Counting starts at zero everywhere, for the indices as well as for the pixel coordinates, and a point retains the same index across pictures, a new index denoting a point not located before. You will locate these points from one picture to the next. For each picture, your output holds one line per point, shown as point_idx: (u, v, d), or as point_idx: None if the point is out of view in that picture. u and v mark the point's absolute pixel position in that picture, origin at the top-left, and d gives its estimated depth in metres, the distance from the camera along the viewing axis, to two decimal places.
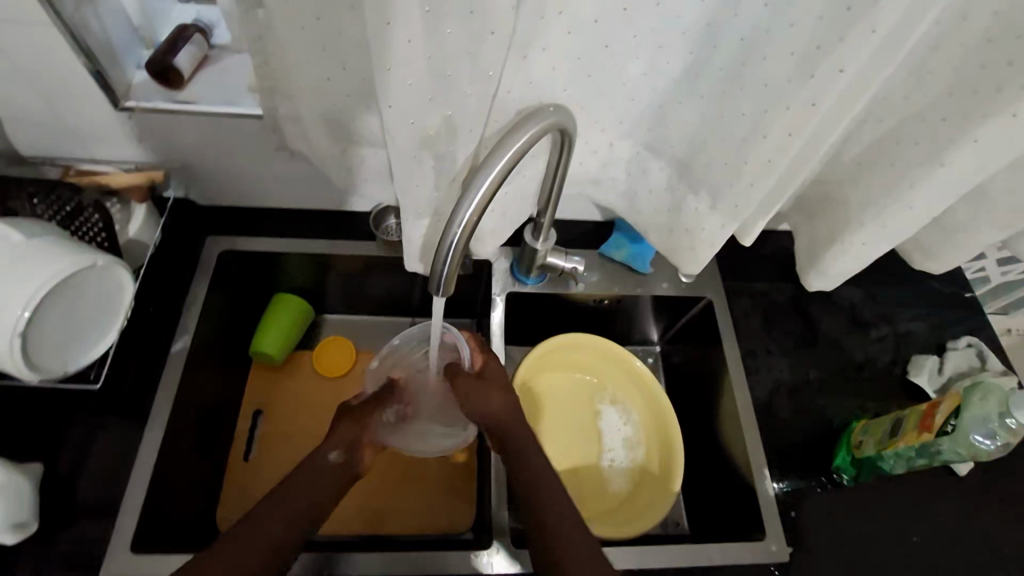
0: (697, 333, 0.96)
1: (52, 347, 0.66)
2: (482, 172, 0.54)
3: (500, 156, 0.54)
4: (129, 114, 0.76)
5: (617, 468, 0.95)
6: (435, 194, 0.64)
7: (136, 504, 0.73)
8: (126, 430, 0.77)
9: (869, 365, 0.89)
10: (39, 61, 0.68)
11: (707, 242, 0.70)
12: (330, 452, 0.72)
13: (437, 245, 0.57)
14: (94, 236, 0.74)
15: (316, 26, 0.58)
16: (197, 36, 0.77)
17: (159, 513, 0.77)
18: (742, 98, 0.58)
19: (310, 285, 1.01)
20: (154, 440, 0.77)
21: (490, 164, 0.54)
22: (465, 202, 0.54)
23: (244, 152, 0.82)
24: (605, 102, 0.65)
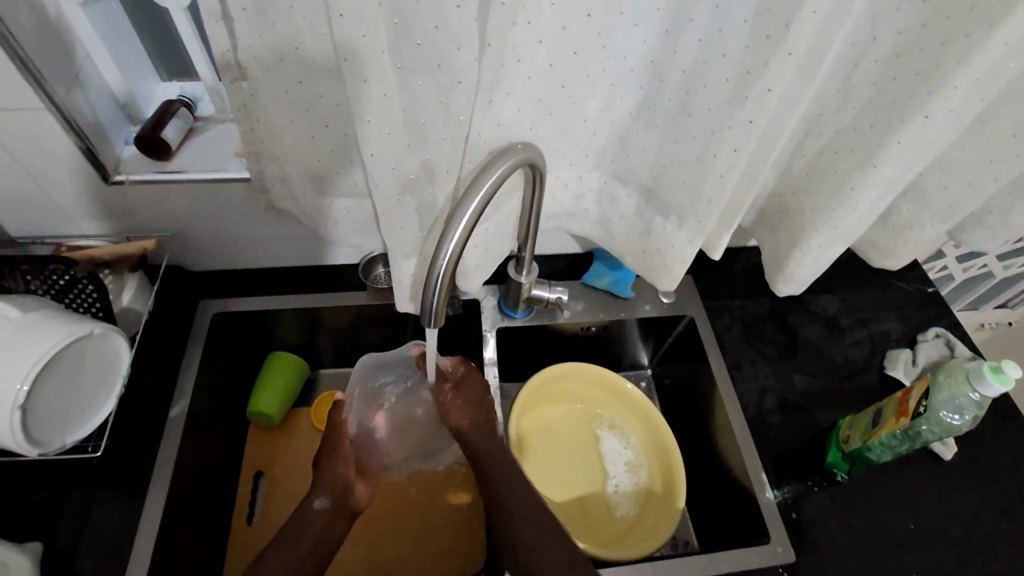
0: (684, 350, 1.00)
1: (54, 419, 0.67)
2: (462, 207, 0.58)
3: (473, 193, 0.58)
4: (119, 185, 0.79)
5: (622, 493, 0.95)
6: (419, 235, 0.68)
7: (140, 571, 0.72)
8: (126, 498, 0.76)
9: (849, 364, 0.93)
10: (33, 143, 0.72)
11: (678, 258, 0.75)
12: (316, 499, 0.80)
13: (426, 279, 0.60)
14: (89, 305, 0.76)
15: (298, 89, 0.63)
16: (182, 109, 0.81)
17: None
18: (692, 122, 0.64)
19: (302, 341, 1.03)
20: (155, 504, 0.77)
21: (465, 203, 0.58)
22: (447, 238, 0.58)
23: (232, 214, 0.85)
24: (570, 137, 0.71)
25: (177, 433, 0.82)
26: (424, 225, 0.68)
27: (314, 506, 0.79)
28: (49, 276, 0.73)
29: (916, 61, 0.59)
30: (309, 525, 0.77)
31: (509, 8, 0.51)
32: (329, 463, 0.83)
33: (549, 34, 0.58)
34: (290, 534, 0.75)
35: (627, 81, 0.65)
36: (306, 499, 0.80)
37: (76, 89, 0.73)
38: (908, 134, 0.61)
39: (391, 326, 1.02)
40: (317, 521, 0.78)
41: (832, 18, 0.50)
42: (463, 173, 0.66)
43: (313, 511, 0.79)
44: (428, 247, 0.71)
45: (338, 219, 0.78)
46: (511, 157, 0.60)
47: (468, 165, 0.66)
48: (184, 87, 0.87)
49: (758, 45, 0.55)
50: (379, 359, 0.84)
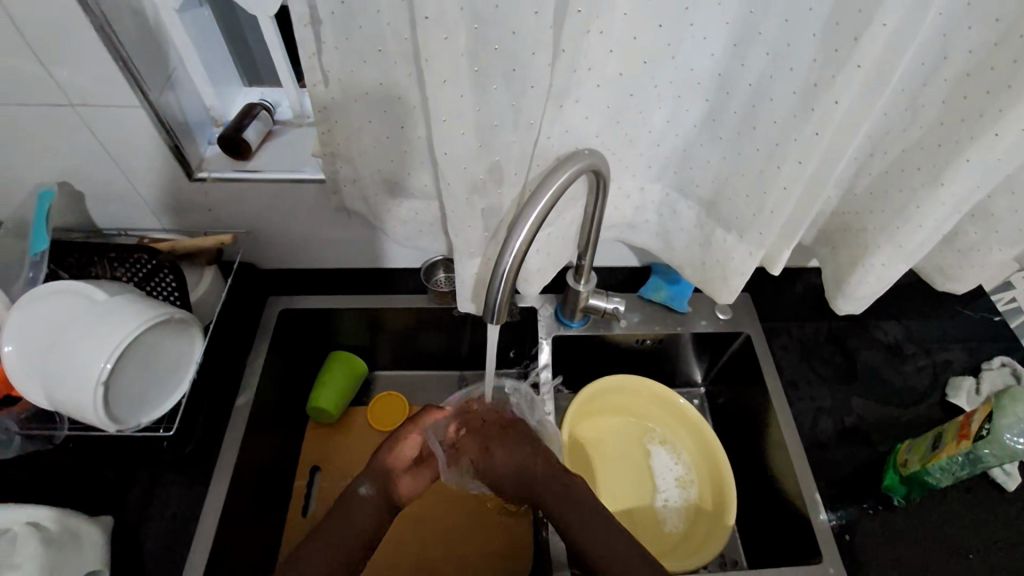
0: (739, 367, 0.99)
1: (131, 399, 0.70)
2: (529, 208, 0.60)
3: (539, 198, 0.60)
4: (202, 182, 0.83)
5: (672, 508, 0.94)
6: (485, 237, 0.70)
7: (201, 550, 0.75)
8: (191, 480, 0.80)
9: (910, 389, 0.91)
10: (129, 140, 0.77)
11: (737, 270, 0.75)
12: (362, 485, 0.79)
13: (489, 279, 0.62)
14: (167, 295, 0.79)
15: (380, 95, 0.66)
16: (262, 113, 0.85)
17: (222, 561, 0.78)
18: (755, 135, 0.65)
19: (363, 342, 1.06)
20: (216, 488, 0.79)
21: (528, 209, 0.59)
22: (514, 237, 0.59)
23: (303, 215, 0.89)
24: (634, 148, 0.73)
25: (240, 420, 0.86)
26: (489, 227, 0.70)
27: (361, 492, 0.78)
28: (135, 265, 0.78)
29: (986, 80, 0.58)
30: (355, 512, 0.76)
31: (580, 17, 0.54)
32: (383, 456, 0.83)
33: (614, 46, 0.60)
34: (341, 519, 0.76)
35: (696, 94, 0.67)
36: (352, 484, 0.79)
37: (170, 91, 0.78)
38: (978, 152, 0.61)
39: (444, 330, 1.04)
40: (364, 508, 0.77)
41: (898, 37, 0.52)
42: (532, 178, 0.68)
43: (360, 497, 0.78)
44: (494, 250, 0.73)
45: (405, 220, 0.80)
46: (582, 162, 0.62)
47: (536, 169, 0.68)
48: (265, 93, 0.90)
49: (823, 60, 0.55)
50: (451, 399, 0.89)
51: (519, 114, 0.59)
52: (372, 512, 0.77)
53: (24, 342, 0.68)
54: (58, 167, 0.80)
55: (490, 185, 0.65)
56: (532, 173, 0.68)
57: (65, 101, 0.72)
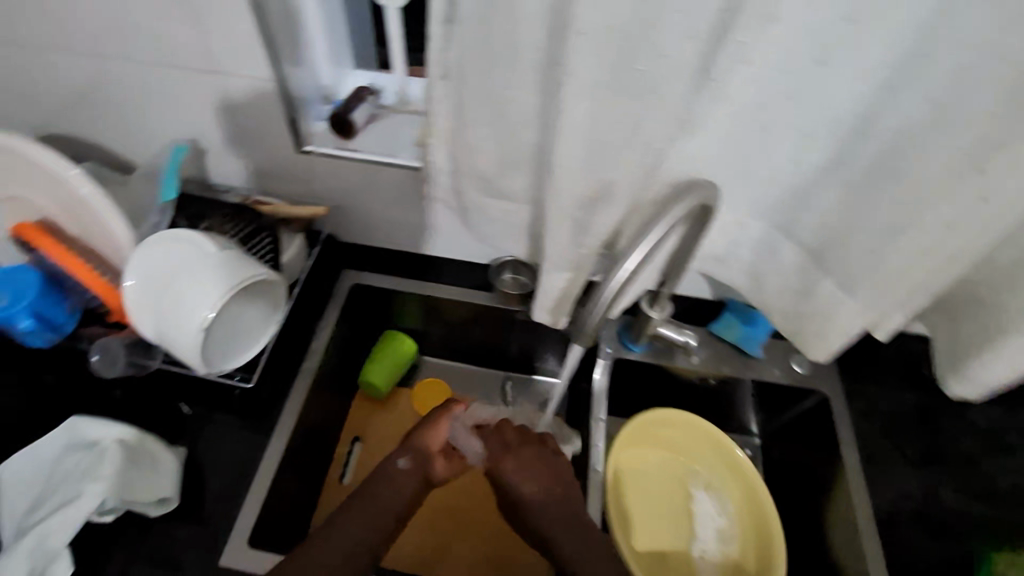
0: (806, 428, 0.92)
1: (221, 344, 0.76)
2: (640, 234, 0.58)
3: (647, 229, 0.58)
4: (306, 154, 0.88)
5: (708, 560, 0.91)
6: (570, 249, 0.68)
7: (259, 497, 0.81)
8: (253, 429, 0.85)
9: (1017, 492, 0.79)
10: (251, 108, 0.83)
11: (840, 327, 0.70)
12: (399, 460, 0.81)
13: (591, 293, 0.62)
14: (264, 255, 0.84)
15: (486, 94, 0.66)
16: (370, 96, 0.87)
17: (274, 508, 0.84)
18: (899, 187, 0.59)
19: (419, 326, 1.08)
20: (277, 443, 0.85)
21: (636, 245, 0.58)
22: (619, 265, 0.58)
23: (394, 197, 0.92)
24: (741, 181, 0.68)
25: (305, 383, 0.90)
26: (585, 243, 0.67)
27: (399, 467, 0.80)
28: (238, 224, 0.83)
29: None
30: (386, 489, 0.78)
31: (744, 47, 0.51)
32: (420, 436, 0.84)
33: (752, 77, 0.56)
34: (368, 493, 0.78)
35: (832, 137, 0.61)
36: (390, 459, 0.81)
37: (296, 67, 0.82)
38: None
39: (501, 330, 1.04)
40: (400, 487, 0.79)
41: None
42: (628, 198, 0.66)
43: (394, 471, 0.80)
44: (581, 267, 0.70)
45: (493, 220, 0.79)
46: (694, 196, 0.59)
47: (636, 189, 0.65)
48: (373, 77, 0.91)
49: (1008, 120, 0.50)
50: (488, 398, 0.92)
51: (630, 136, 0.57)
52: (406, 492, 0.79)
53: (142, 276, 0.74)
54: (188, 123, 0.87)
55: (592, 204, 0.63)
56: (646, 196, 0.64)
57: (208, 66, 0.79)
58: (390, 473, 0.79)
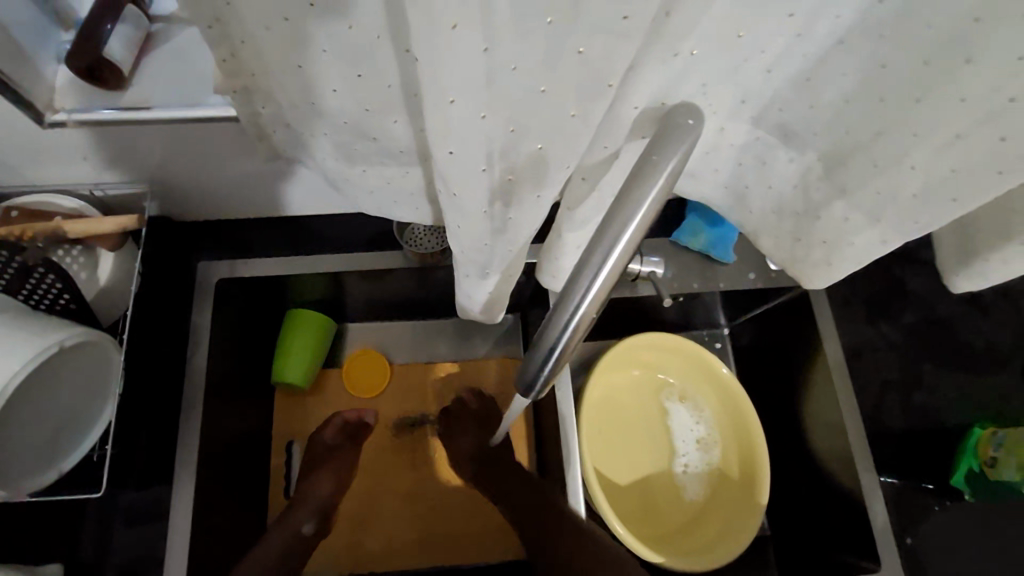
0: (784, 322, 0.82)
1: (31, 455, 0.54)
2: (613, 230, 0.35)
3: (605, 231, 0.35)
4: (62, 130, 0.56)
5: (692, 474, 0.86)
6: (507, 251, 0.43)
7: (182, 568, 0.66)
8: (157, 486, 0.68)
9: (993, 349, 0.75)
10: None
11: (849, 260, 0.53)
12: (303, 524, 0.75)
13: (537, 332, 0.38)
14: (55, 299, 0.58)
15: (286, 28, 0.37)
16: (131, 8, 0.54)
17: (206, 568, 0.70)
18: (971, 77, 0.37)
19: (329, 298, 0.85)
20: (187, 492, 0.69)
21: (603, 249, 0.35)
22: (576, 288, 0.36)
23: (224, 160, 0.63)
24: (721, 79, 0.45)
25: (197, 411, 0.71)
26: (520, 240, 0.42)
27: (301, 533, 0.75)
28: None
29: None
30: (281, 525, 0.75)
31: None
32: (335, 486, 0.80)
33: None
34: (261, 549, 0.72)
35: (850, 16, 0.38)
36: (295, 518, 0.75)
37: None
38: None
39: (432, 285, 0.82)
40: (295, 538, 0.74)
41: None
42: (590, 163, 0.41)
43: (300, 536, 0.74)
44: (518, 258, 0.45)
45: (374, 189, 0.52)
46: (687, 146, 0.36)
47: (597, 152, 0.39)
48: None
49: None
50: (117, 156, 0.61)
51: (583, 90, 0.32)
52: (279, 542, 0.73)
53: None
54: None
55: (511, 191, 0.38)
56: (596, 156, 0.40)
57: None
58: (290, 532, 0.74)
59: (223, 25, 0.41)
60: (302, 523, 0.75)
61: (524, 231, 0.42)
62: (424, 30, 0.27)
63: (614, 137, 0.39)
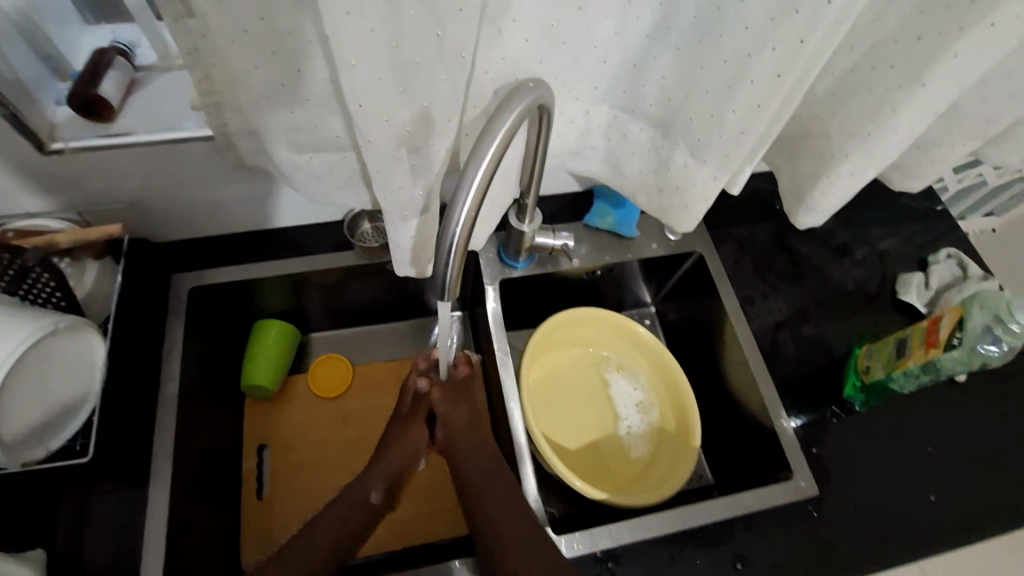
0: (691, 286, 0.95)
1: (30, 429, 0.61)
2: (475, 158, 0.49)
3: (478, 160, 0.49)
4: (59, 156, 0.68)
5: (635, 434, 0.94)
6: (416, 193, 0.58)
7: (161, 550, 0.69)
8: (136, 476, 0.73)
9: (860, 289, 0.90)
10: None
11: (699, 198, 0.67)
12: (374, 492, 0.78)
13: (436, 244, 0.52)
14: (47, 297, 0.67)
15: (244, 39, 0.51)
16: (119, 59, 0.69)
17: (184, 555, 0.73)
18: (722, 45, 0.55)
19: (291, 307, 0.94)
20: (164, 478, 0.73)
21: (472, 171, 0.49)
22: (454, 208, 0.50)
23: (196, 179, 0.76)
24: (574, 67, 0.62)
25: (173, 409, 0.77)
26: (422, 184, 0.58)
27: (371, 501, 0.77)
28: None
29: None
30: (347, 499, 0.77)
31: None
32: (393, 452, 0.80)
33: None
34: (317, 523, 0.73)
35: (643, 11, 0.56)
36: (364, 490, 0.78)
37: None
38: (967, 45, 0.54)
39: (386, 284, 0.93)
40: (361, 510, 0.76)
41: None
42: (466, 119, 0.60)
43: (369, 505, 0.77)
44: (429, 199, 0.59)
45: (319, 175, 0.66)
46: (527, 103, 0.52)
47: (471, 110, 0.59)
48: (119, 31, 0.73)
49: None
50: (106, 181, 0.73)
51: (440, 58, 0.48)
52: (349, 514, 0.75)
53: None
54: None
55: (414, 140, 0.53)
56: (470, 114, 0.60)
57: None
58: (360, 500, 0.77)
59: (199, 53, 0.56)
60: (374, 495, 0.78)
61: (428, 167, 0.57)
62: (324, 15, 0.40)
63: (482, 97, 0.59)
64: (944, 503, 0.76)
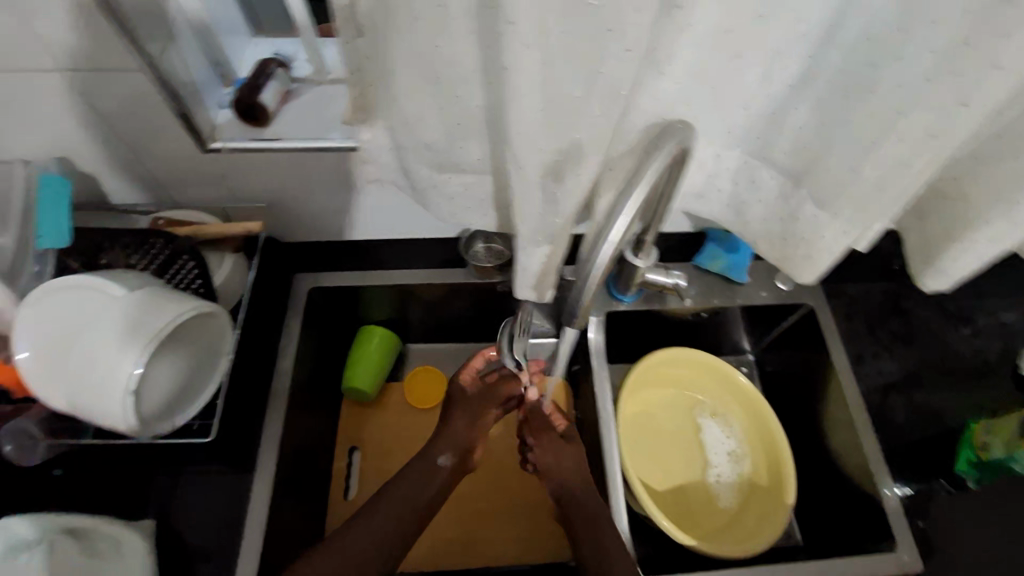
0: (796, 339, 0.93)
1: (161, 403, 0.64)
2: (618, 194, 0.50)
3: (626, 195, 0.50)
4: (216, 154, 0.73)
5: (725, 484, 0.91)
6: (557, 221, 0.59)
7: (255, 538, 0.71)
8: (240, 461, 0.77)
9: (979, 361, 0.85)
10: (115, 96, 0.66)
11: (826, 250, 0.65)
12: (440, 456, 0.80)
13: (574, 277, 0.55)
14: (190, 282, 0.72)
15: (419, 65, 0.54)
16: (279, 70, 0.74)
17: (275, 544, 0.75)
18: (869, 100, 0.55)
19: (395, 315, 0.97)
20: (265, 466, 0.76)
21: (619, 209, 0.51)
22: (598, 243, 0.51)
23: (330, 185, 0.80)
24: (718, 112, 0.63)
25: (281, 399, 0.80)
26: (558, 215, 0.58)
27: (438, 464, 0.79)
28: (151, 249, 0.69)
29: None
30: (419, 467, 0.78)
31: None
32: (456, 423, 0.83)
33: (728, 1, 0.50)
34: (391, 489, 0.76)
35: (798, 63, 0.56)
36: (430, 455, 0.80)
37: (172, 44, 0.66)
38: None
39: (487, 303, 0.95)
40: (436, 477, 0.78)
41: None
42: (614, 154, 0.61)
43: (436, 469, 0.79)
44: (559, 230, 0.60)
45: (457, 196, 0.68)
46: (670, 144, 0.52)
47: (620, 146, 0.61)
48: (276, 44, 0.80)
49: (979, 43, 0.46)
50: (253, 181, 0.79)
51: (592, 95, 0.49)
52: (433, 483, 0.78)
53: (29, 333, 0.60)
54: (59, 141, 0.72)
55: (558, 170, 0.54)
56: (616, 149, 0.62)
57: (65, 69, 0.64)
58: (430, 465, 0.79)
59: (362, 74, 0.60)
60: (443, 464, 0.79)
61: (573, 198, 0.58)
62: (506, 50, 0.43)
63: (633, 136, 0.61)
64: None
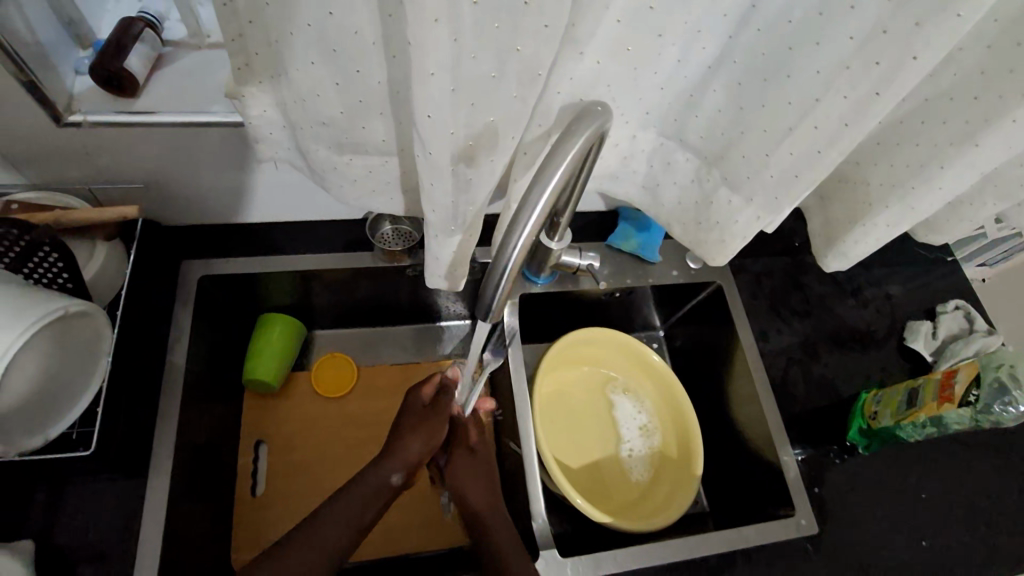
0: (705, 315, 0.95)
1: (27, 417, 0.57)
2: (535, 192, 0.48)
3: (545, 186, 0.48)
4: (75, 128, 0.63)
5: (637, 457, 0.92)
6: (466, 205, 0.57)
7: (154, 547, 0.66)
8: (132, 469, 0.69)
9: (869, 332, 0.92)
10: None
11: (738, 235, 0.67)
12: (393, 473, 0.74)
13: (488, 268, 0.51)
14: (53, 276, 0.63)
15: (307, 33, 0.48)
16: (147, 31, 0.66)
17: (177, 556, 0.69)
18: (790, 85, 0.54)
19: (298, 302, 0.90)
20: (165, 472, 0.69)
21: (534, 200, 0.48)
22: (512, 234, 0.48)
23: (215, 165, 0.72)
24: (632, 94, 0.61)
25: (176, 398, 0.73)
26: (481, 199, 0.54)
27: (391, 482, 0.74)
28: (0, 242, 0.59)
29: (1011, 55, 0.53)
30: (366, 477, 0.74)
31: None
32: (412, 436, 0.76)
33: None
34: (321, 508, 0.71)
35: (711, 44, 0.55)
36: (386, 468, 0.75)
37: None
38: None
39: (396, 290, 0.90)
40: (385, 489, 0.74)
41: None
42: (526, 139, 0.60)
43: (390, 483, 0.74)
44: (473, 220, 0.59)
45: (355, 177, 0.63)
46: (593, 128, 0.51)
47: (532, 130, 0.60)
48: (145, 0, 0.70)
49: (897, 30, 0.46)
50: (116, 162, 0.69)
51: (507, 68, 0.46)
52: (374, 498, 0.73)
53: None
54: None
55: (471, 155, 0.52)
56: (532, 132, 0.60)
57: None
58: (385, 481, 0.74)
59: (243, 40, 0.52)
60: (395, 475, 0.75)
61: (483, 182, 0.55)
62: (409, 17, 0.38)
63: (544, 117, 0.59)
64: (943, 550, 0.77)
